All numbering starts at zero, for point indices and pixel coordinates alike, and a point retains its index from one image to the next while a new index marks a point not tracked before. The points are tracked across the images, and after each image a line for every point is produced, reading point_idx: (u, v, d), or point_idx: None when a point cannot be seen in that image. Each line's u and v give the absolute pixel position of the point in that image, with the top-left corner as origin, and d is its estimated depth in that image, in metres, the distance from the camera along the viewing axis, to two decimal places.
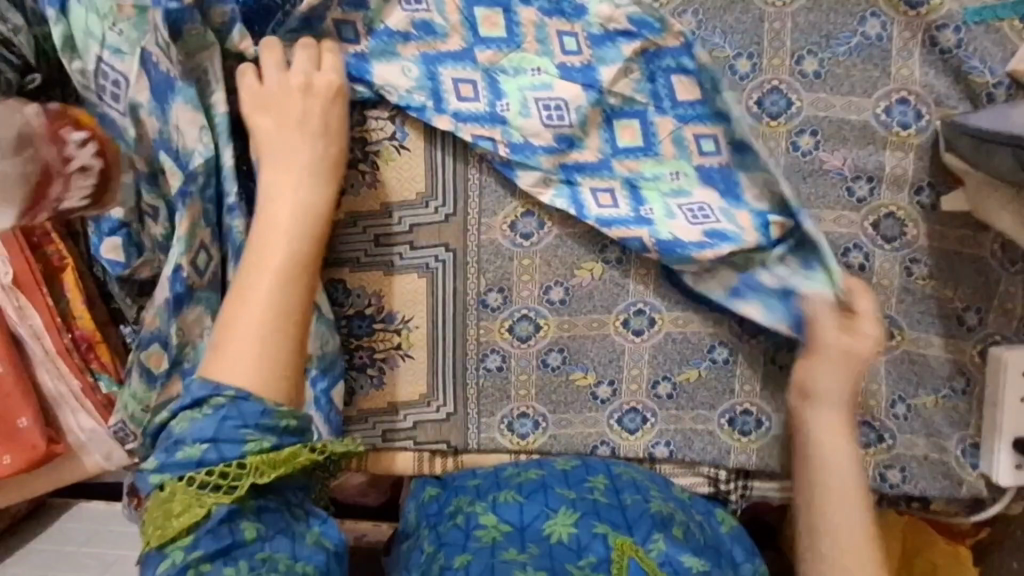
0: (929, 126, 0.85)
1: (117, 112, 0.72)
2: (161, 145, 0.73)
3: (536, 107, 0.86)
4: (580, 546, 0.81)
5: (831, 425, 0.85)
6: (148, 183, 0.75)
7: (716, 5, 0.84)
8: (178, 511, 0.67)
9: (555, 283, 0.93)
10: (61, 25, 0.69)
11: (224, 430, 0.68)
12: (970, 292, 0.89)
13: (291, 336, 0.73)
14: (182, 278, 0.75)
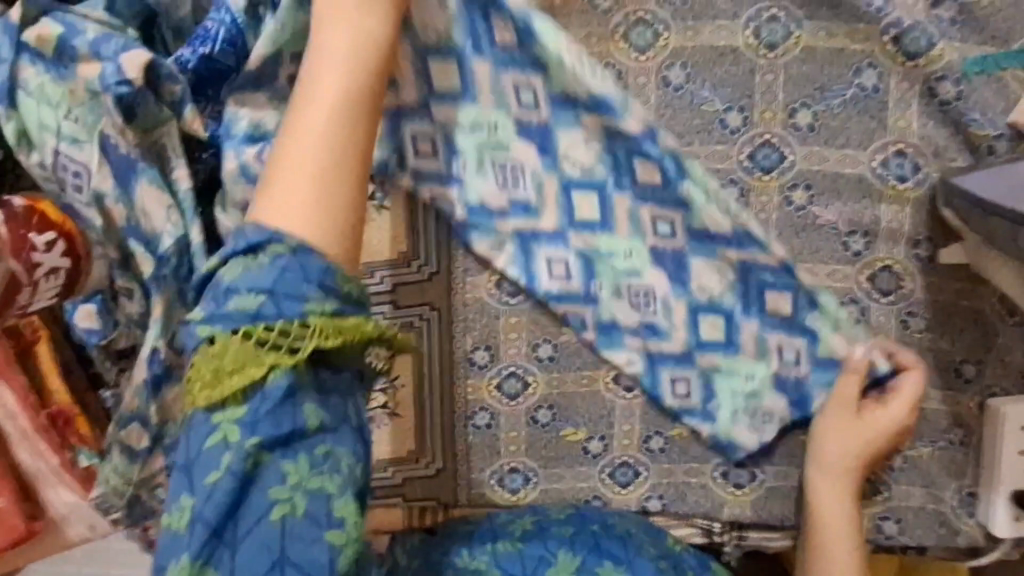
0: (926, 179, 0.82)
1: (80, 203, 0.67)
2: (131, 232, 0.70)
3: (490, 172, 0.82)
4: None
5: (832, 491, 0.85)
6: (120, 269, 0.71)
7: (706, 57, 0.81)
8: (229, 371, 0.54)
9: (544, 340, 0.90)
10: (13, 120, 0.66)
11: (282, 283, 0.55)
12: (968, 345, 0.87)
13: (355, 181, 0.60)
14: (159, 360, 0.74)
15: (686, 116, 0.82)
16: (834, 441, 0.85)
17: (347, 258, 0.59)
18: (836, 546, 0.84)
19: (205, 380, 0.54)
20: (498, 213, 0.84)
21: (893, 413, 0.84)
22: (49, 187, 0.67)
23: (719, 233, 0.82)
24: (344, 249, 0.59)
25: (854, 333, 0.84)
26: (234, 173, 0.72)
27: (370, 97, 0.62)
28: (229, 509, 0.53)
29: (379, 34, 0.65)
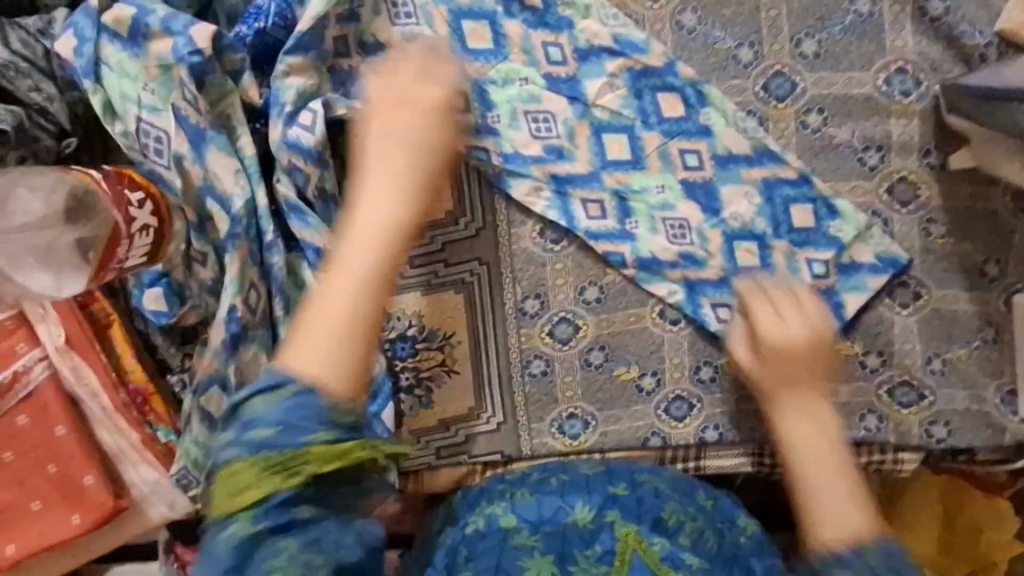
0: (928, 91, 0.88)
1: (162, 166, 0.74)
2: (207, 192, 0.75)
3: (525, 120, 0.89)
4: (590, 535, 0.77)
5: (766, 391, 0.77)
6: (197, 231, 0.76)
7: (713, 1, 0.89)
8: (244, 486, 0.58)
9: (589, 283, 0.94)
10: (99, 94, 0.73)
11: (297, 416, 0.58)
12: (987, 245, 0.93)
13: (367, 335, 0.62)
14: (237, 317, 0.77)
15: (701, 58, 0.89)
16: (786, 345, 0.76)
17: (350, 394, 0.61)
18: (828, 502, 0.68)
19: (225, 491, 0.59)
20: (536, 159, 0.89)
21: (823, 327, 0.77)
22: (133, 156, 0.75)
23: (743, 151, 0.89)
24: (346, 385, 0.61)
25: (875, 242, 0.91)
26: (276, 141, 0.79)
27: (385, 269, 0.65)
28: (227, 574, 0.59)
29: (397, 201, 0.68)
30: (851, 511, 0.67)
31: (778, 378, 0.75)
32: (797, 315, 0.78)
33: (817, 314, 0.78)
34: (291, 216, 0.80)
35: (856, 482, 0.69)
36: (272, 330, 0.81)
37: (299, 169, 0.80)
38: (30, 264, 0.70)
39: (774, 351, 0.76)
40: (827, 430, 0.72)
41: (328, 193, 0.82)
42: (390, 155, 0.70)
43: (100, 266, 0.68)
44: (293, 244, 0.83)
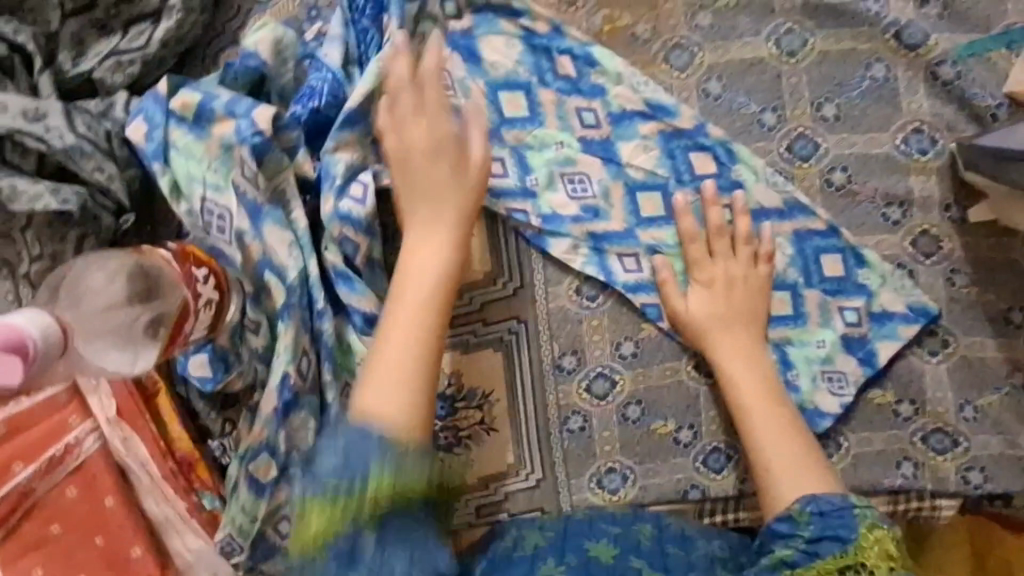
0: (945, 149, 0.92)
1: (224, 242, 0.78)
2: (265, 264, 0.78)
3: (562, 182, 0.92)
4: (615, 568, 0.80)
5: (734, 344, 0.90)
6: (252, 303, 0.79)
7: (736, 69, 0.93)
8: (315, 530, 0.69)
9: (625, 338, 0.96)
10: (168, 175, 0.78)
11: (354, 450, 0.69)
12: (1011, 294, 0.95)
13: (424, 379, 0.77)
14: (290, 384, 0.79)
15: (726, 122, 0.93)
16: (710, 281, 0.91)
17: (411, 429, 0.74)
18: (784, 437, 0.83)
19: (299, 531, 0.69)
20: (573, 218, 0.93)
21: (710, 282, 0.91)
22: (195, 232, 0.79)
23: (771, 209, 0.93)
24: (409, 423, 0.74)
25: (907, 292, 0.94)
26: (329, 214, 0.82)
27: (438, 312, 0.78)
28: None
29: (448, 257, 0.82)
30: (809, 455, 0.81)
31: (719, 336, 0.90)
32: (706, 265, 0.91)
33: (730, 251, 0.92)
34: (339, 282, 0.84)
35: (797, 430, 0.84)
36: (320, 395, 0.83)
37: (349, 239, 0.83)
38: (86, 346, 0.67)
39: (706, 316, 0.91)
40: (760, 369, 0.89)
41: (374, 261, 0.86)
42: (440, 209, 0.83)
43: (171, 341, 0.71)
44: (340, 311, 0.86)
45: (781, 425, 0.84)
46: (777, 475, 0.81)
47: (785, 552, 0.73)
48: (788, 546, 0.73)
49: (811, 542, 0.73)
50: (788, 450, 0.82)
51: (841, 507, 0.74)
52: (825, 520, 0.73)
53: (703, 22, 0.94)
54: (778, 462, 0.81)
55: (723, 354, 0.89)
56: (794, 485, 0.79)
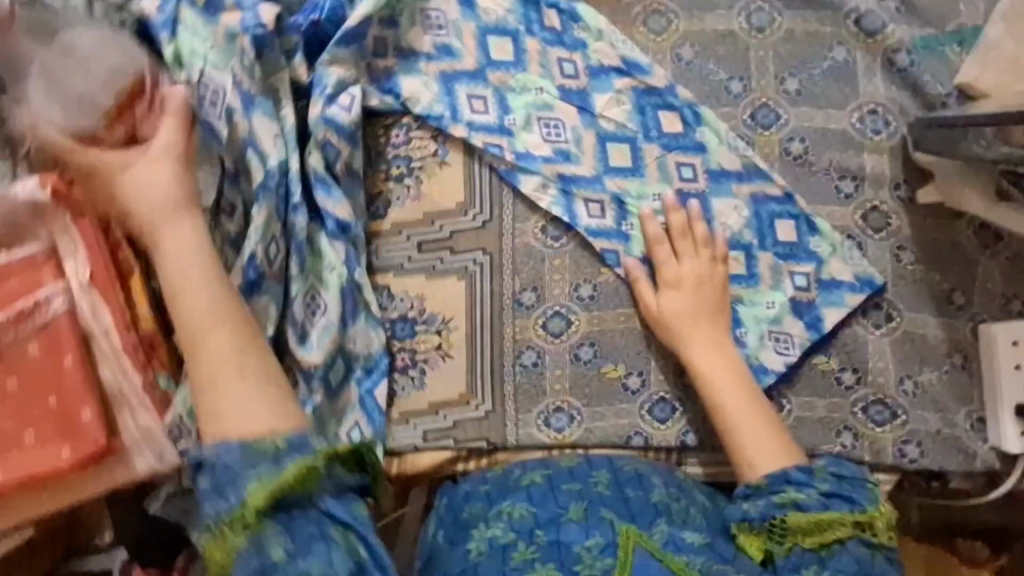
0: (896, 131, 0.99)
1: (214, 116, 0.86)
2: (250, 144, 0.87)
3: (538, 125, 0.98)
4: (589, 529, 0.79)
5: (704, 339, 0.93)
6: (230, 183, 0.88)
7: (709, 40, 1.01)
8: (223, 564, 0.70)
9: (584, 281, 1.00)
10: (172, 46, 0.86)
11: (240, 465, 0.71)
12: (954, 276, 1.00)
13: (239, 348, 0.78)
14: (256, 263, 0.86)
15: (695, 86, 1.01)
16: (679, 278, 0.95)
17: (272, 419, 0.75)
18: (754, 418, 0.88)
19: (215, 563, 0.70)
20: (545, 158, 0.98)
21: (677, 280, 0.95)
22: None
23: (731, 170, 0.98)
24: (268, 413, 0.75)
25: (855, 262, 0.99)
26: (316, 117, 0.91)
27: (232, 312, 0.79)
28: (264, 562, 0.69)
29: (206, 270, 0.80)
30: (772, 432, 0.88)
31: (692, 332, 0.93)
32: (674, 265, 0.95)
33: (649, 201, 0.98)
34: (317, 186, 0.91)
35: (766, 414, 0.89)
36: (285, 286, 0.91)
37: (332, 144, 0.91)
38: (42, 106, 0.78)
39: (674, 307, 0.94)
40: (731, 361, 0.92)
41: (352, 171, 0.94)
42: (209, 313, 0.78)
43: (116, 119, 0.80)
44: (314, 216, 0.93)
45: (749, 410, 0.89)
46: (751, 455, 0.87)
47: (799, 495, 0.81)
48: (802, 492, 0.81)
49: (825, 496, 0.81)
50: (757, 433, 0.87)
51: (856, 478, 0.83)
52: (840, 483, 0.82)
53: None
54: (748, 441, 0.87)
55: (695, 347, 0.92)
56: (764, 456, 0.86)
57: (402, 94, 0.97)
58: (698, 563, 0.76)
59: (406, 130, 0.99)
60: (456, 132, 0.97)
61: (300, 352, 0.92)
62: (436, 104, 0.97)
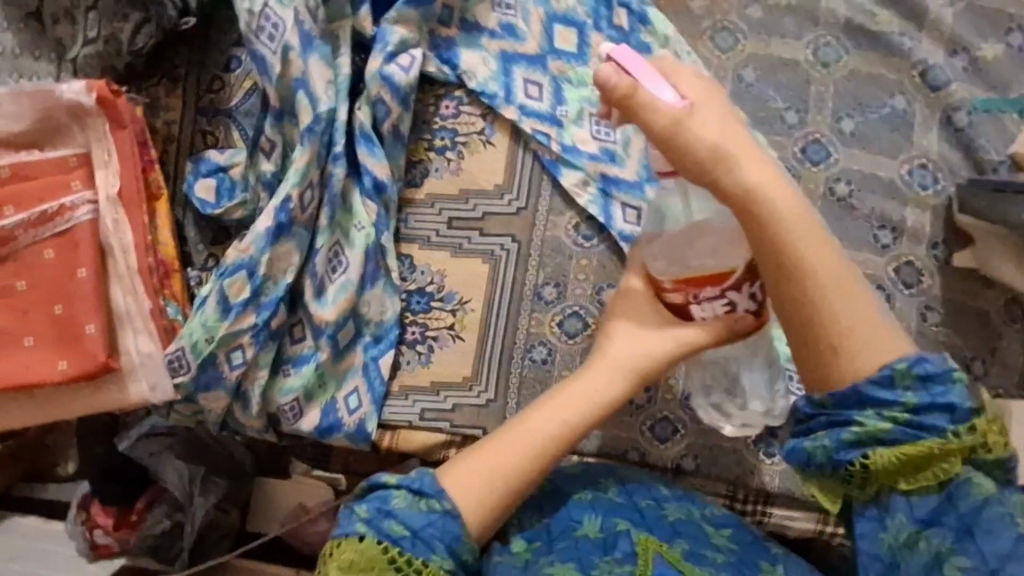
0: (943, 190, 0.99)
1: (269, 50, 0.83)
2: (302, 84, 0.85)
3: (589, 121, 0.99)
4: (608, 542, 0.72)
5: (754, 175, 0.60)
6: (274, 119, 0.87)
7: (772, 66, 1.01)
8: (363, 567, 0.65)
9: (607, 285, 0.98)
10: None
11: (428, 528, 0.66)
12: (977, 344, 0.98)
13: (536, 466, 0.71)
14: (289, 207, 0.85)
15: (751, 109, 1.00)
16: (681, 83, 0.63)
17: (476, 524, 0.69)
18: (836, 286, 0.57)
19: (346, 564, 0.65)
20: (591, 155, 0.98)
21: (693, 127, 0.61)
22: (246, 30, 0.84)
23: None
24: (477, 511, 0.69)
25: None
26: (374, 71, 0.90)
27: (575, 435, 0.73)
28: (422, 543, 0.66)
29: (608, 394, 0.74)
30: (864, 315, 0.57)
31: (729, 169, 0.61)
32: (694, 133, 0.61)
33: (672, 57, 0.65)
34: (361, 141, 0.91)
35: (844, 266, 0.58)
36: (311, 234, 0.89)
37: (383, 101, 0.91)
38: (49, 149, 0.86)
39: (715, 157, 0.61)
40: (790, 195, 0.60)
41: (398, 133, 0.93)
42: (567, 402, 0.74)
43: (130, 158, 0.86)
44: (352, 172, 0.93)
45: (837, 286, 0.58)
46: (845, 358, 0.57)
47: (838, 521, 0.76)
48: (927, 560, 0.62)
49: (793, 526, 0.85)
50: (852, 320, 0.57)
51: (944, 372, 0.56)
52: (929, 389, 0.55)
53: (753, 15, 1.03)
54: (849, 338, 0.57)
55: (769, 210, 0.59)
56: (879, 348, 0.56)
57: (460, 67, 0.98)
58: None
59: (457, 103, 1.00)
60: (506, 112, 0.97)
61: (314, 306, 0.90)
62: (491, 82, 0.98)
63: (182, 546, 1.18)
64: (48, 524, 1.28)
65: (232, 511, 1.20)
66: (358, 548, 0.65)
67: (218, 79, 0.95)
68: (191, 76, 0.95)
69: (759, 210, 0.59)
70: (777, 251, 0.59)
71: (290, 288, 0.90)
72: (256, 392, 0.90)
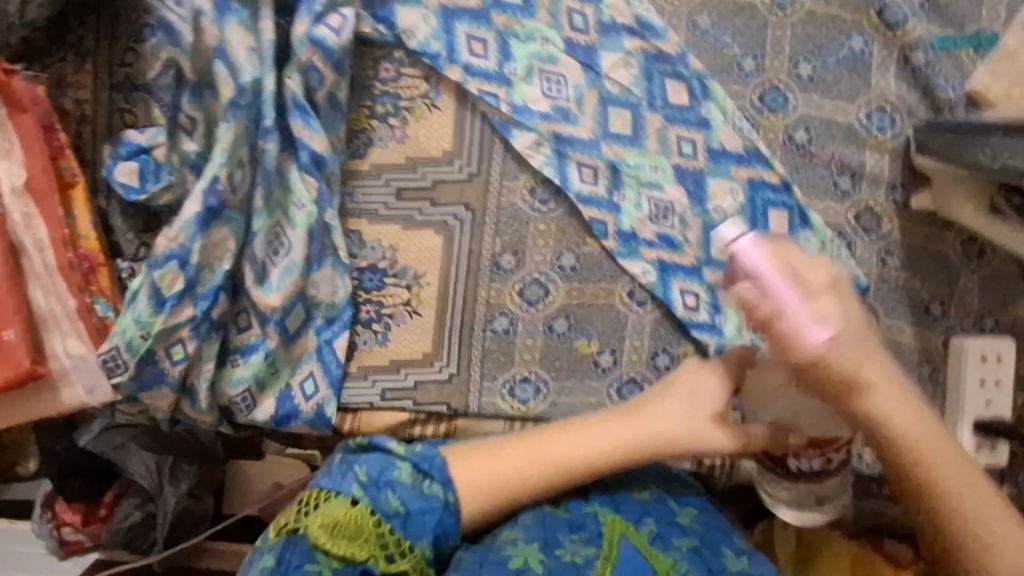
0: (902, 132, 0.98)
1: (177, 17, 0.79)
2: (219, 55, 0.80)
3: (539, 77, 0.93)
4: (575, 522, 0.73)
5: (897, 399, 0.67)
6: (192, 93, 0.81)
7: (728, 10, 0.97)
8: (348, 532, 0.68)
9: (567, 250, 0.95)
10: None
11: (421, 512, 0.71)
12: (934, 286, 0.99)
13: (540, 483, 0.74)
14: (217, 190, 0.79)
15: (706, 60, 0.97)
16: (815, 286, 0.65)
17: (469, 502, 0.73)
18: (965, 496, 0.66)
19: (328, 525, 0.68)
20: (543, 115, 0.93)
21: (823, 363, 0.65)
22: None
23: (733, 152, 0.95)
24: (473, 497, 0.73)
25: (843, 260, 0.96)
26: (302, 35, 0.83)
27: (586, 476, 0.75)
28: (405, 513, 0.71)
29: (621, 454, 0.75)
30: (997, 522, 0.65)
31: (867, 393, 0.66)
32: (815, 369, 0.65)
33: (813, 260, 0.67)
34: (294, 112, 0.84)
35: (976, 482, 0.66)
36: (247, 217, 0.84)
37: (316, 69, 0.84)
38: None
39: (849, 382, 0.66)
40: (925, 424, 0.67)
41: (336, 102, 0.87)
42: (592, 432, 0.76)
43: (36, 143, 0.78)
44: (287, 146, 0.86)
45: (957, 480, 0.67)
46: (984, 569, 0.65)
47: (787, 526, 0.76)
48: None
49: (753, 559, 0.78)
50: (1004, 531, 0.65)
51: None
52: None
53: None
54: (981, 549, 0.65)
55: (899, 438, 0.67)
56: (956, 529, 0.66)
57: (397, 26, 0.91)
58: (687, 570, 0.69)
59: (397, 65, 0.93)
60: (451, 73, 0.91)
61: (258, 293, 0.85)
62: (432, 40, 0.91)
63: (156, 536, 1.14)
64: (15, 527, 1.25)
65: (206, 497, 1.18)
66: (351, 511, 0.69)
67: (131, 51, 0.85)
68: (101, 48, 0.86)
69: (889, 430, 0.67)
70: (912, 461, 0.67)
71: (230, 275, 0.85)
72: (204, 386, 0.86)
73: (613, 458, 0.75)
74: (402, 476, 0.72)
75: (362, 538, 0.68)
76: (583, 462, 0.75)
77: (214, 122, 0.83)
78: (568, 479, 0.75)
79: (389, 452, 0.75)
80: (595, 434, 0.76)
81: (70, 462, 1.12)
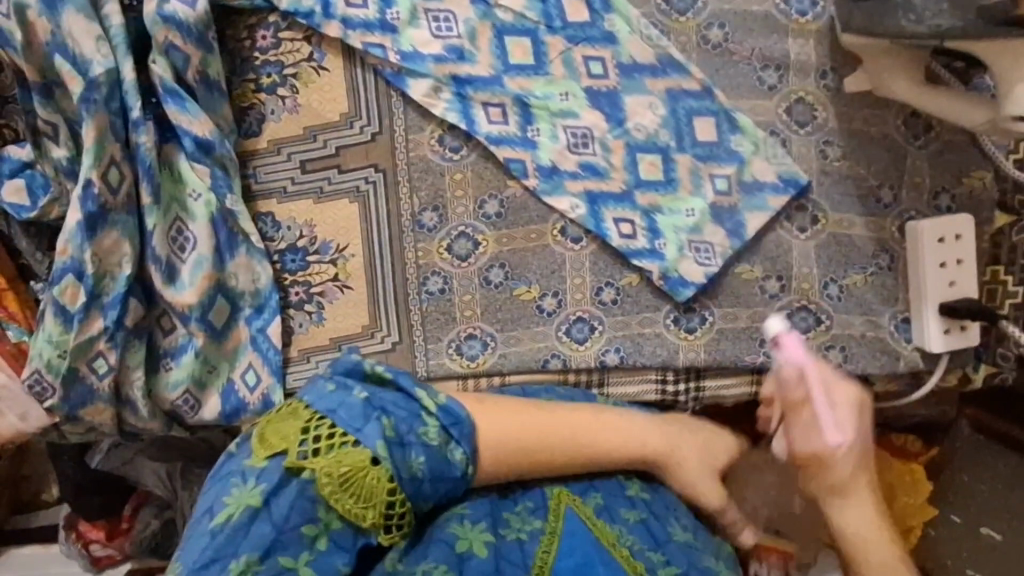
0: (823, 12, 0.92)
1: (1, 16, 0.74)
2: (57, 49, 0.76)
3: (425, 18, 0.88)
4: (518, 495, 0.76)
5: (865, 517, 0.80)
6: (42, 95, 0.77)
7: None
8: (359, 491, 0.65)
9: (489, 197, 0.91)
10: None
11: (435, 480, 0.69)
12: (882, 169, 0.94)
13: (552, 451, 0.77)
14: (92, 194, 0.77)
15: None
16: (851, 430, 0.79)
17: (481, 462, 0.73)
18: None
19: (339, 480, 0.64)
20: (435, 58, 0.87)
21: (835, 467, 0.79)
22: None
23: (644, 64, 0.90)
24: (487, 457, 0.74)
25: (778, 160, 0.91)
26: (151, 15, 0.79)
27: (598, 453, 0.78)
28: (418, 479, 0.68)
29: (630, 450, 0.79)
30: None
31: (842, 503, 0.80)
32: (833, 470, 0.79)
33: (844, 377, 0.81)
34: (168, 99, 0.81)
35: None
36: (137, 218, 0.81)
37: (177, 48, 0.81)
38: None
39: (841, 486, 0.80)
40: (892, 541, 0.80)
41: (209, 80, 0.83)
42: (606, 417, 0.80)
43: None
44: (169, 136, 0.84)
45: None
46: None
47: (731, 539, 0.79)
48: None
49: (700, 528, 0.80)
50: None
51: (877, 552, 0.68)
52: None
53: None
54: None
55: (868, 553, 0.79)
56: None
57: None
58: (632, 542, 0.72)
59: (274, 31, 0.88)
60: (329, 30, 0.86)
61: (170, 293, 0.83)
62: None
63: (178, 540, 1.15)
64: (48, 549, 1.22)
65: None
66: (373, 470, 0.65)
67: None
68: None
69: (853, 535, 0.80)
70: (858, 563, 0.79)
71: (136, 278, 0.83)
72: (139, 395, 0.84)
73: (623, 451, 0.79)
74: (429, 441, 0.70)
75: (368, 500, 0.65)
76: (590, 446, 0.78)
77: (76, 123, 0.79)
78: (578, 455, 0.77)
79: (423, 406, 0.71)
80: (598, 418, 0.80)
81: (84, 482, 1.10)
